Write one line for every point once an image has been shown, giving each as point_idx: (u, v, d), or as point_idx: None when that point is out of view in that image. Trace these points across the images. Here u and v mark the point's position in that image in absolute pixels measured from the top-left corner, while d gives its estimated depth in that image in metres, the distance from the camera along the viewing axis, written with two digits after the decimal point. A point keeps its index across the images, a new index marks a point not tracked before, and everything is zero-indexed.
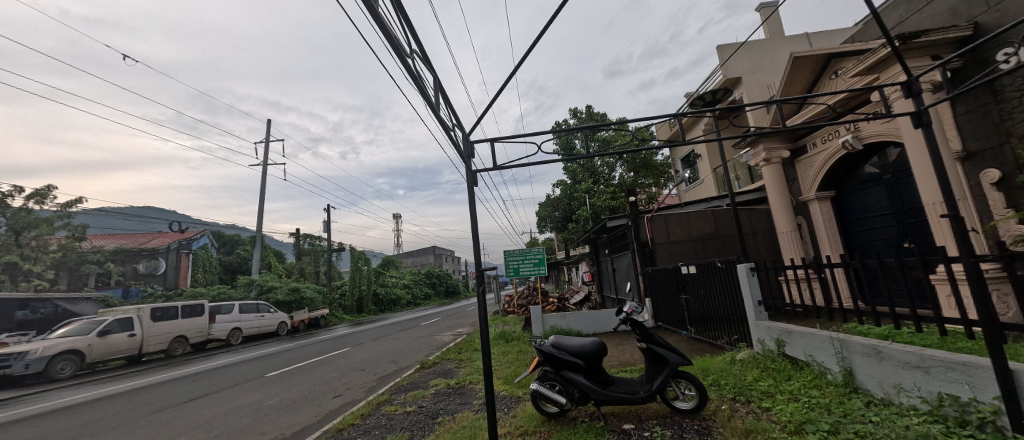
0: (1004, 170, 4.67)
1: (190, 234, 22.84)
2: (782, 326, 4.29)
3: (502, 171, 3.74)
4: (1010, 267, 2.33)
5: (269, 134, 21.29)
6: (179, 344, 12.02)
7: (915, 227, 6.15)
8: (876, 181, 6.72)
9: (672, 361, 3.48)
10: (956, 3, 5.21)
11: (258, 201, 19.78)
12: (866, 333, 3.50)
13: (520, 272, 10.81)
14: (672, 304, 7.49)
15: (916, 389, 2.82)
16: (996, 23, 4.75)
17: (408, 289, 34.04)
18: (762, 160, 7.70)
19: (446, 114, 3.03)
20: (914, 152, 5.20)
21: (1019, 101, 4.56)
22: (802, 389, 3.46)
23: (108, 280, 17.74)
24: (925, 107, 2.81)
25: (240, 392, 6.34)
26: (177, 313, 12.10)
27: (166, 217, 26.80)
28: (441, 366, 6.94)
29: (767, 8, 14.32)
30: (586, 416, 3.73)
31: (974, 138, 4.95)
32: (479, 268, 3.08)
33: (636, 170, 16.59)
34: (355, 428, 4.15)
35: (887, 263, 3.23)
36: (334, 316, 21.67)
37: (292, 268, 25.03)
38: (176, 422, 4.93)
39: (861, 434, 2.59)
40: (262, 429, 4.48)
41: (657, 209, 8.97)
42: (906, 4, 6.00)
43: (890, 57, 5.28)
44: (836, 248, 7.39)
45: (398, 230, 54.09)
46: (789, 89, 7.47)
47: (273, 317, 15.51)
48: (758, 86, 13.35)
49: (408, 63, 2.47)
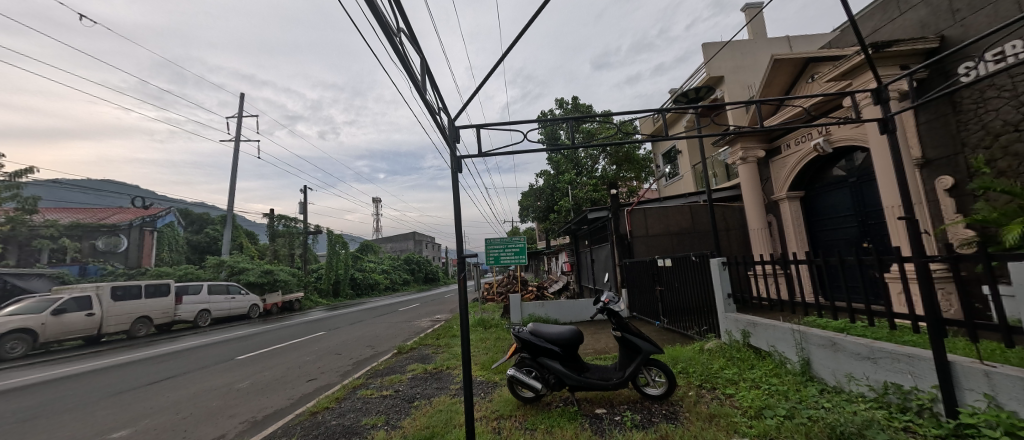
0: (957, 178, 4.99)
1: (155, 211, 21.76)
2: (748, 318, 4.50)
3: (486, 158, 3.65)
4: (956, 268, 2.50)
5: (241, 109, 20.38)
6: (143, 325, 11.50)
7: (875, 228, 6.52)
8: (842, 183, 7.06)
9: (644, 349, 3.62)
10: (925, 16, 5.47)
11: (231, 179, 18.97)
12: (824, 326, 3.70)
13: (501, 260, 10.80)
14: (647, 295, 7.72)
15: (865, 377, 3.03)
16: (959, 37, 5.01)
17: (387, 275, 33.63)
18: (739, 159, 7.97)
19: (432, 96, 2.81)
20: (879, 158, 5.48)
21: (975, 112, 4.85)
22: (763, 377, 3.67)
23: (63, 257, 16.68)
24: (891, 114, 2.95)
25: (208, 375, 6.15)
26: (141, 292, 11.53)
27: (129, 191, 25.36)
28: (419, 351, 6.97)
29: (752, 9, 14.64)
30: (560, 401, 3.84)
31: (933, 146, 5.26)
32: (461, 255, 3.02)
33: (618, 163, 16.87)
34: (329, 411, 4.12)
35: (847, 261, 3.43)
36: (308, 300, 21.25)
37: (266, 250, 24.31)
38: (140, 404, 4.79)
39: (812, 418, 2.76)
40: (233, 412, 4.40)
41: (637, 203, 9.20)
42: (880, 14, 6.23)
43: (865, 64, 5.51)
44: (803, 245, 7.76)
45: (377, 213, 52.87)
46: (768, 90, 7.67)
47: (244, 299, 15.09)
48: (739, 86, 13.66)
49: (396, 41, 2.29)
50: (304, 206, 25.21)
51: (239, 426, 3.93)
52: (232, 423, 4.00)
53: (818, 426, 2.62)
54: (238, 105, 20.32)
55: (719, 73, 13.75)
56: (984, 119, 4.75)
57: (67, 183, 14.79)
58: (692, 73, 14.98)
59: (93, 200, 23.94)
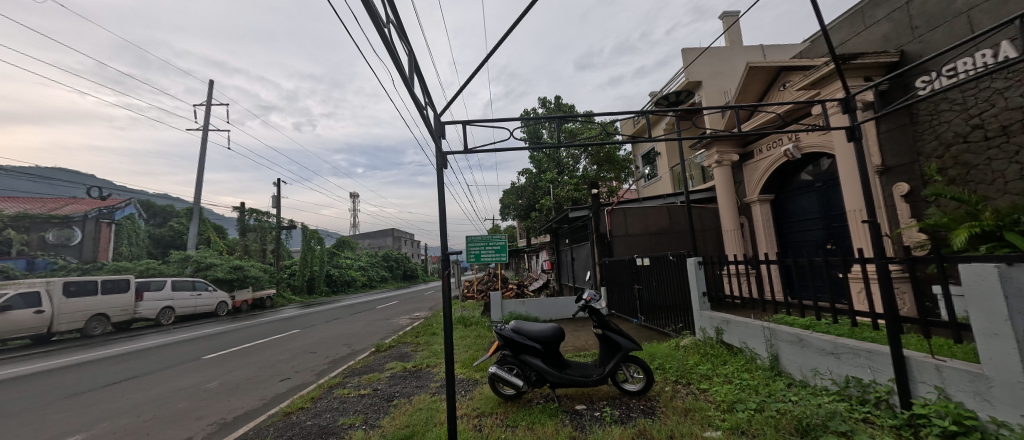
0: (912, 185, 5.33)
1: (113, 202, 20.45)
2: (721, 316, 4.67)
3: (471, 155, 3.52)
4: (911, 269, 2.67)
5: (211, 97, 19.46)
6: (99, 323, 10.82)
7: (839, 230, 6.89)
8: (809, 187, 7.41)
9: (624, 346, 3.70)
10: (887, 31, 5.81)
11: (198, 170, 18.06)
12: (792, 323, 3.88)
13: (481, 258, 10.74)
14: (626, 293, 7.89)
15: (828, 372, 3.20)
16: (917, 53, 5.35)
17: (364, 272, 32.96)
18: (714, 162, 8.26)
19: (419, 92, 2.74)
20: (843, 164, 5.78)
21: (930, 124, 5.17)
22: (735, 372, 3.82)
23: (8, 249, 15.45)
24: (858, 123, 3.11)
25: (173, 376, 5.84)
26: (97, 287, 10.82)
27: (84, 180, 23.69)
28: (397, 349, 6.86)
29: (729, 18, 15.16)
30: (541, 397, 3.87)
31: (893, 154, 5.58)
32: (444, 253, 2.97)
33: (599, 163, 17.22)
34: (304, 411, 3.99)
35: (815, 261, 3.60)
36: (281, 297, 20.55)
37: (235, 245, 23.27)
38: (99, 407, 4.50)
39: (780, 411, 2.90)
40: (200, 413, 4.21)
41: (617, 203, 9.38)
42: (848, 27, 6.57)
43: (832, 75, 5.81)
44: (772, 246, 8.12)
45: (354, 209, 51.65)
46: (742, 97, 7.96)
47: (211, 296, 14.44)
48: (717, 92, 14.13)
49: (386, 33, 2.20)
50: (277, 199, 24.33)
51: (208, 428, 3.76)
52: (200, 425, 3.83)
53: (786, 418, 2.74)
54: (208, 92, 19.42)
55: (697, 77, 14.17)
56: (937, 130, 5.09)
57: (12, 170, 13.68)
58: (672, 77, 15.38)
59: (42, 191, 22.27)
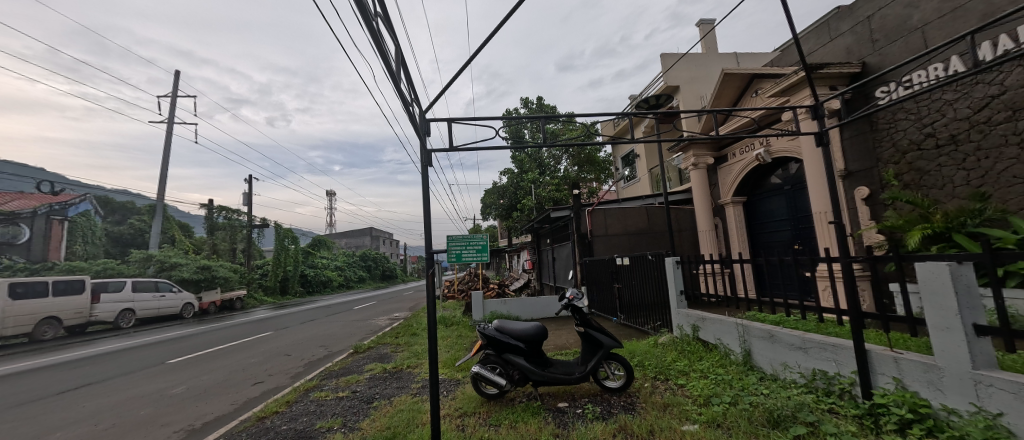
0: (872, 188, 5.67)
1: (67, 198, 19.20)
2: (697, 314, 4.82)
3: (456, 153, 3.49)
4: (872, 268, 2.83)
5: (177, 89, 18.52)
6: (50, 327, 10.12)
7: (806, 231, 7.24)
8: (779, 190, 7.75)
9: (605, 344, 3.75)
10: (851, 43, 6.15)
11: (163, 165, 17.16)
12: (763, 320, 4.05)
13: (462, 258, 10.65)
14: (606, 292, 8.02)
15: (797, 365, 3.36)
16: (877, 64, 5.69)
17: (340, 272, 32.15)
18: (691, 165, 8.52)
19: (405, 89, 2.70)
20: (811, 168, 6.07)
21: (888, 131, 5.50)
22: (711, 367, 3.95)
23: None
24: (826, 129, 3.28)
25: (137, 381, 5.54)
26: (47, 289, 10.10)
27: (33, 175, 22.16)
28: (377, 350, 6.74)
29: (706, 25, 15.67)
30: (524, 396, 3.88)
31: (854, 159, 5.90)
32: (428, 252, 2.93)
33: (580, 164, 17.45)
34: (279, 415, 3.86)
35: (784, 261, 3.76)
36: (252, 298, 19.76)
37: (202, 244, 22.22)
38: (53, 415, 4.22)
39: (752, 403, 3.02)
40: (167, 419, 4.01)
41: (598, 203, 9.52)
42: (815, 38, 6.91)
43: (801, 83, 6.10)
44: (744, 246, 8.43)
45: (330, 207, 50.37)
46: (718, 101, 8.24)
47: (175, 297, 13.73)
48: (693, 96, 14.57)
49: (372, 26, 2.16)
50: (248, 197, 23.39)
51: (174, 435, 3.58)
52: (166, 432, 3.64)
53: (759, 410, 2.86)
54: (174, 83, 18.47)
55: (675, 81, 14.57)
56: (894, 138, 5.43)
57: None
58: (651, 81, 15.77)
59: None
